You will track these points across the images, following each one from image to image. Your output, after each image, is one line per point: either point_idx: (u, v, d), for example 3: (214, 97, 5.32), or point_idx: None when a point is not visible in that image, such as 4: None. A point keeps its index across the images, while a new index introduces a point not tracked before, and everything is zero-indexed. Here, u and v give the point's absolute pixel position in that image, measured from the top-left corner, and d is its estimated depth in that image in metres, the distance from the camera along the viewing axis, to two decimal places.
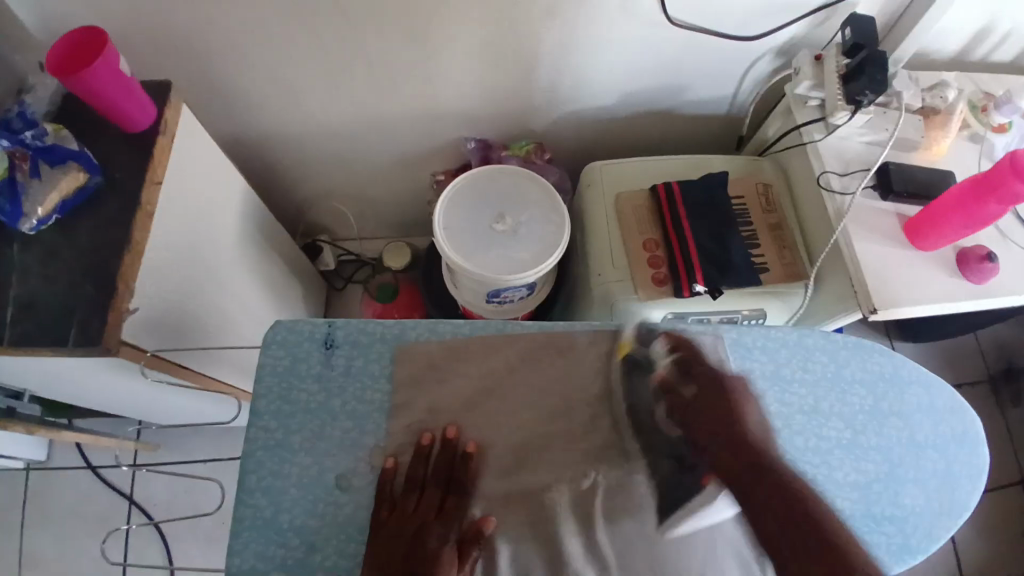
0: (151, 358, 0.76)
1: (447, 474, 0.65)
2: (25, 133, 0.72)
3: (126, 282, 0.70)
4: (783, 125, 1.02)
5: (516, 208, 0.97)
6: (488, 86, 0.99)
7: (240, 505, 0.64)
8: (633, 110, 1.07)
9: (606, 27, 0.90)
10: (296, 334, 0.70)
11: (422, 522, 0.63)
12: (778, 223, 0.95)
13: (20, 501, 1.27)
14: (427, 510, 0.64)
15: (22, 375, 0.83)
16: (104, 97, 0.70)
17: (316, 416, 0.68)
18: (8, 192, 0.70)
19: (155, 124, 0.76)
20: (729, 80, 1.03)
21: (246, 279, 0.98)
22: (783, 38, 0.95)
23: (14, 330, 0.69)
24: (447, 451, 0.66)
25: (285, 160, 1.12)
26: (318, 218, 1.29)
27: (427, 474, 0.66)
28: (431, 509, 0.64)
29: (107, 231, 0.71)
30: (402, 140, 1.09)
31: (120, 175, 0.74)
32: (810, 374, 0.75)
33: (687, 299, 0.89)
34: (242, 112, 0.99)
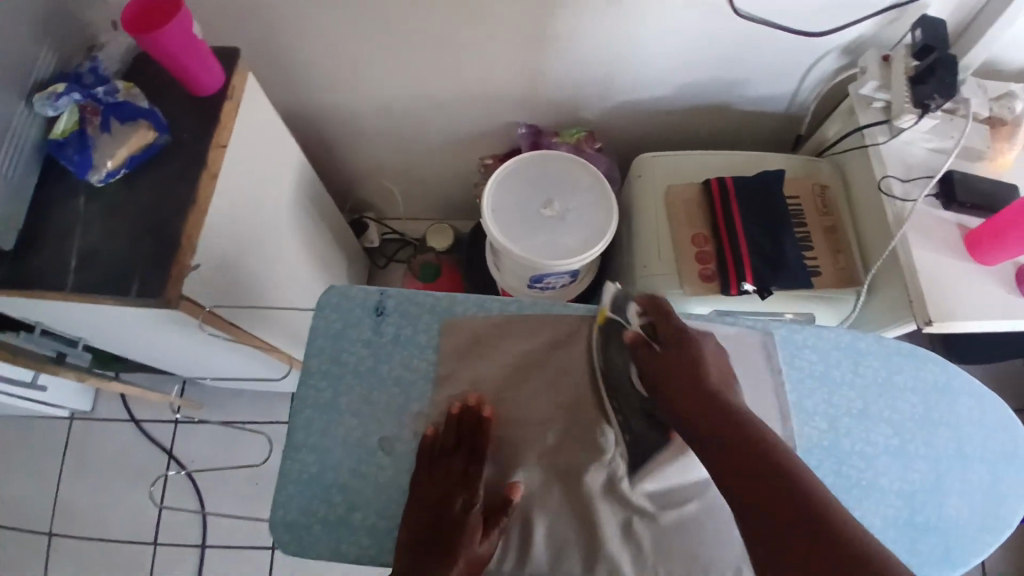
0: (208, 314, 0.78)
1: (473, 441, 0.65)
2: (98, 88, 0.74)
3: (189, 239, 0.71)
4: (844, 126, 1.00)
5: (565, 193, 0.97)
6: (544, 71, 0.99)
7: (287, 461, 0.66)
8: (689, 103, 1.06)
9: (669, 16, 0.88)
10: (347, 300, 0.72)
11: (448, 488, 0.63)
12: (833, 225, 0.93)
13: (64, 447, 1.32)
14: (451, 476, 0.63)
15: (80, 323, 0.86)
16: (175, 59, 0.72)
17: (364, 381, 0.69)
18: (78, 142, 0.74)
19: (223, 90, 0.78)
20: (790, 78, 1.01)
21: (296, 247, 0.99)
22: (851, 35, 0.93)
23: (79, 277, 0.71)
24: (473, 418, 0.66)
25: (339, 134, 1.13)
26: (365, 195, 1.31)
27: (456, 441, 0.65)
28: (455, 474, 0.63)
29: (172, 189, 0.73)
30: (454, 119, 1.09)
31: (186, 135, 0.76)
32: (861, 378, 0.73)
33: (735, 296, 0.88)
34: (301, 83, 1.01)
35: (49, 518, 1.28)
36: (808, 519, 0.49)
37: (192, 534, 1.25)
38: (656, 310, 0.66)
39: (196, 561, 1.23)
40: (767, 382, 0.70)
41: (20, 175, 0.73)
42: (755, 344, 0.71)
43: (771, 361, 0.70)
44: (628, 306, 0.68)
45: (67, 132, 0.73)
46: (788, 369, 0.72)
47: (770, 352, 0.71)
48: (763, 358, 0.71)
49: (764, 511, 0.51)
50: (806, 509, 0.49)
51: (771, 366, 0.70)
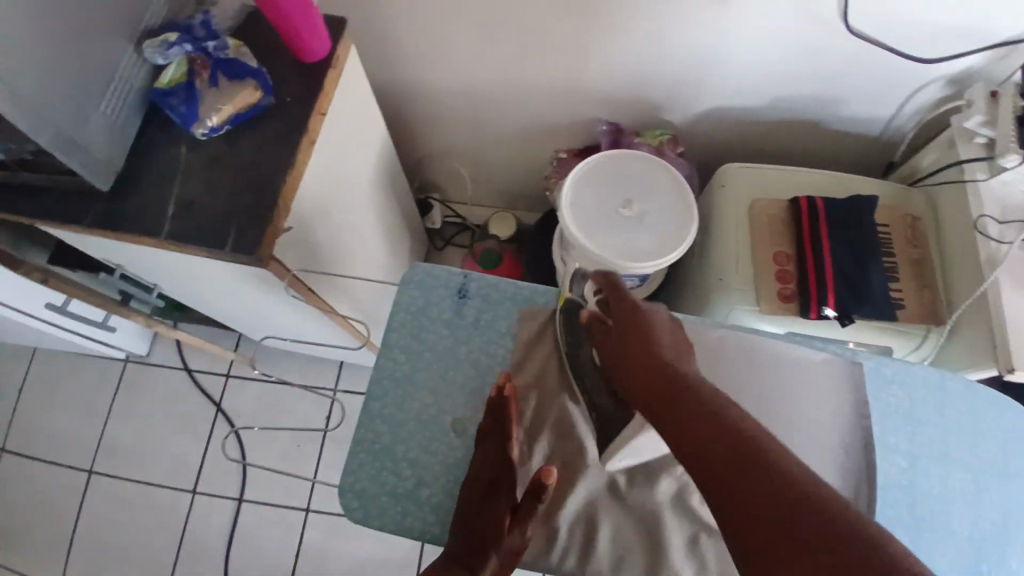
0: (293, 278, 0.79)
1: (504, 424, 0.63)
2: (208, 43, 0.75)
3: (285, 200, 0.72)
4: (939, 159, 0.96)
5: (645, 195, 0.96)
6: (638, 70, 0.98)
7: (361, 429, 0.66)
8: (779, 116, 1.03)
9: (778, 26, 0.86)
10: (432, 278, 0.72)
11: (491, 473, 0.62)
12: (921, 259, 0.90)
13: (118, 387, 1.36)
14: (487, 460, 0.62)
15: (162, 270, 0.88)
16: (291, 24, 0.72)
17: (442, 360, 0.69)
18: (186, 95, 0.75)
19: (329, 58, 0.78)
20: (889, 102, 0.98)
21: (370, 220, 1.00)
22: (959, 66, 0.89)
23: (175, 225, 0.73)
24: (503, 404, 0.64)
25: (420, 112, 1.13)
26: (434, 176, 1.31)
27: (490, 424, 0.64)
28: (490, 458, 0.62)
29: (273, 150, 0.74)
30: (537, 110, 1.09)
31: (290, 98, 0.77)
32: (945, 419, 0.70)
33: (812, 320, 0.86)
34: (393, 58, 1.01)
35: (98, 454, 1.32)
36: (773, 493, 0.42)
37: (231, 488, 1.28)
38: (608, 288, 0.64)
39: (232, 515, 1.26)
40: (852, 411, 0.67)
41: (124, 118, 0.75)
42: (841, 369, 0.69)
43: (859, 389, 0.68)
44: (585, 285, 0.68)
45: (173, 84, 0.75)
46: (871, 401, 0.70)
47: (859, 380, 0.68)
48: (850, 385, 0.68)
49: (741, 500, 0.43)
50: (736, 454, 0.46)
51: (858, 396, 0.68)
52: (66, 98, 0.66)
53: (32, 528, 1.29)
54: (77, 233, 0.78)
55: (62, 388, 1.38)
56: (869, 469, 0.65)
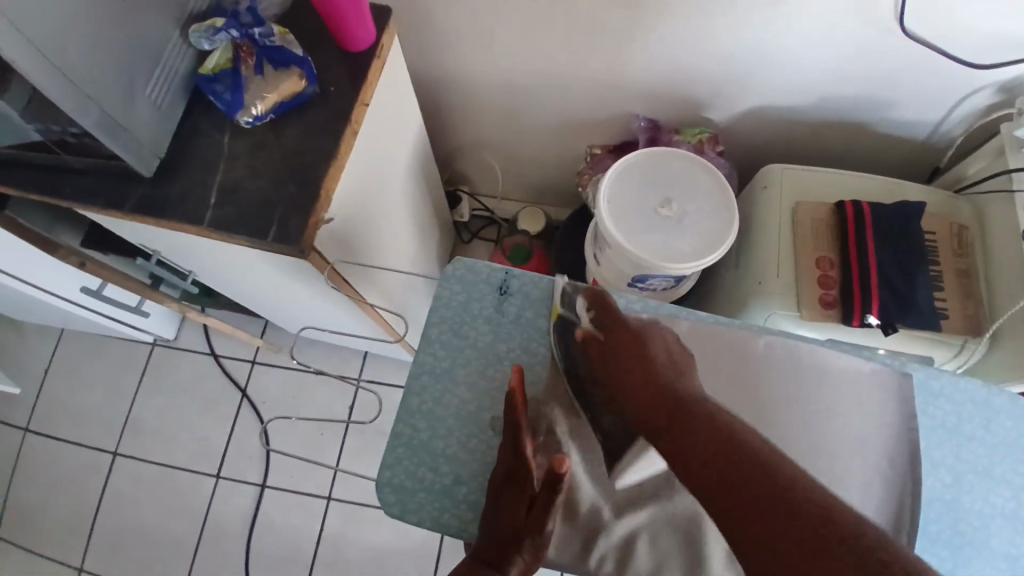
0: (332, 271, 0.78)
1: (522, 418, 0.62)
2: (254, 29, 0.74)
3: (328, 191, 0.72)
4: (988, 166, 0.94)
5: (684, 196, 0.94)
6: (682, 67, 0.96)
7: (399, 424, 0.66)
8: (822, 118, 1.02)
9: (830, 26, 0.84)
10: (474, 274, 0.71)
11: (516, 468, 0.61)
12: (966, 269, 0.88)
13: (143, 370, 1.37)
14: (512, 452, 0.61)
15: (197, 256, 0.88)
16: (339, 13, 0.72)
17: (481, 358, 0.68)
18: (233, 82, 0.74)
19: (373, 48, 0.78)
20: (938, 106, 0.95)
21: (404, 211, 0.99)
22: (1011, 74, 0.87)
23: (217, 213, 0.72)
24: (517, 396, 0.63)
25: (455, 104, 1.12)
26: (465, 168, 1.30)
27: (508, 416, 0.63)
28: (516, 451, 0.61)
29: (317, 140, 0.74)
30: (575, 104, 1.07)
31: (334, 88, 0.76)
32: (992, 436, 0.69)
33: (854, 328, 0.85)
34: (432, 48, 1.00)
35: (122, 435, 1.33)
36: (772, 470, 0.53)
37: (253, 473, 1.28)
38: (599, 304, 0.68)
39: (254, 501, 1.26)
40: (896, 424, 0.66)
41: (168, 104, 0.74)
42: (888, 382, 0.67)
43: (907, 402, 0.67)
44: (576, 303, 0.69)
45: (217, 69, 0.75)
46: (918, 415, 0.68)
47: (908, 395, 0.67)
48: (896, 398, 0.67)
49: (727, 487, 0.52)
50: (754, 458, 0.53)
51: (904, 410, 0.66)
52: (116, 81, 0.66)
53: (57, 507, 1.30)
54: (116, 218, 0.78)
55: (88, 368, 1.39)
56: (912, 483, 0.64)
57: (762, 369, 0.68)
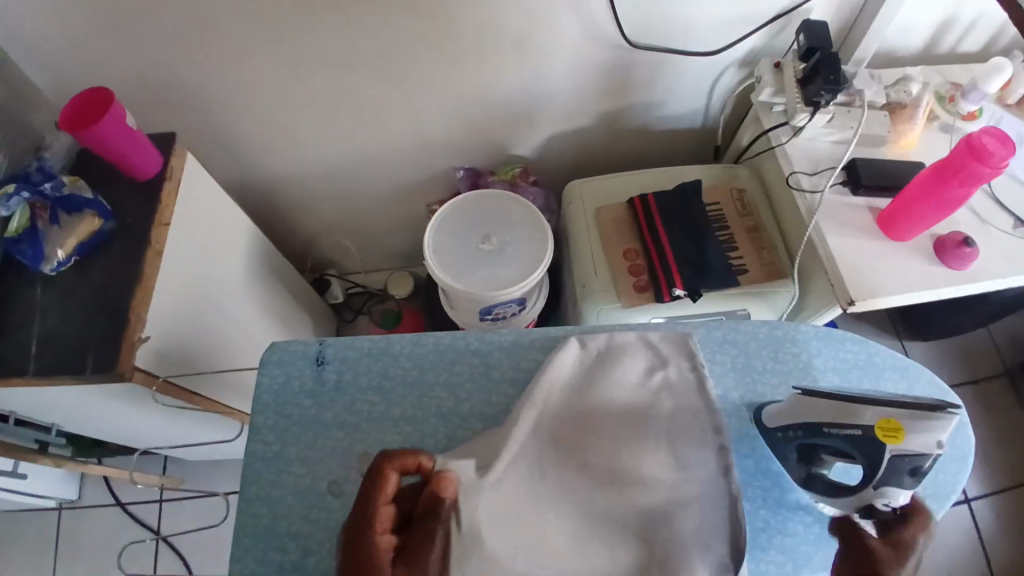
0: (162, 383, 0.82)
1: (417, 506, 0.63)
2: (45, 185, 0.79)
3: (137, 313, 0.76)
4: (753, 133, 1.06)
5: (501, 228, 1.03)
6: (471, 118, 1.06)
7: (242, 514, 0.68)
8: (611, 130, 1.13)
9: (574, 53, 0.96)
10: (290, 353, 0.75)
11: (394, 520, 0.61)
12: (755, 226, 0.99)
13: (54, 539, 1.34)
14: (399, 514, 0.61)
15: (47, 409, 0.89)
16: (116, 151, 0.78)
17: (310, 427, 0.71)
18: (31, 237, 0.78)
19: (161, 171, 0.84)
20: (699, 95, 1.08)
21: (253, 312, 1.04)
22: (745, 49, 1.00)
23: (38, 363, 0.75)
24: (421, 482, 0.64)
25: (290, 200, 1.19)
26: (325, 254, 1.37)
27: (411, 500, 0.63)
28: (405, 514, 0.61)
29: (121, 268, 0.78)
30: (396, 172, 1.16)
31: (131, 218, 0.81)
32: (782, 365, 0.76)
33: (670, 303, 0.93)
34: (245, 157, 1.07)
35: None
36: None
37: None
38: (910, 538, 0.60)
39: None
40: (805, 424, 0.66)
41: None
42: (903, 482, 0.60)
43: (809, 415, 0.66)
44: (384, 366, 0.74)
45: (20, 230, 0.78)
46: (709, 366, 0.75)
47: (811, 406, 0.66)
48: (893, 406, 0.61)
49: None
50: None
51: (906, 430, 0.59)
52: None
53: None
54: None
55: None
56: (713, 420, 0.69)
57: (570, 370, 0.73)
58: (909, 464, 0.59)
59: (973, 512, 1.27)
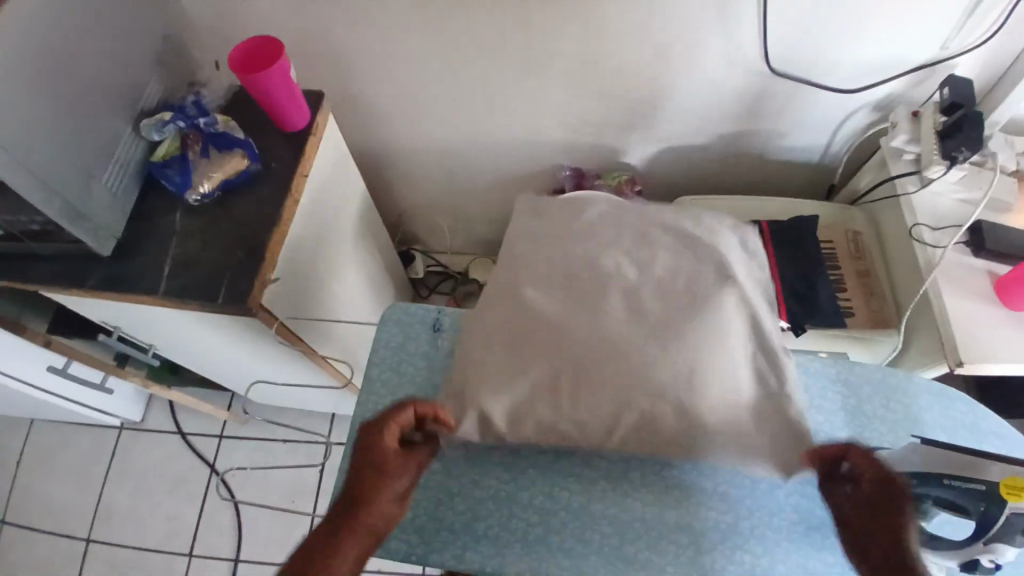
0: (280, 325, 0.86)
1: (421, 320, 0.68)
2: (200, 119, 0.84)
3: (272, 255, 0.80)
4: (875, 178, 1.05)
5: None
6: (592, 120, 1.07)
7: (347, 459, 0.71)
8: (723, 153, 1.13)
9: (711, 72, 0.96)
10: (409, 316, 0.79)
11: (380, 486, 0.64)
12: (867, 270, 0.98)
13: (111, 455, 1.40)
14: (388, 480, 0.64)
15: (157, 330, 0.95)
16: (273, 96, 0.81)
17: (420, 389, 0.75)
18: (181, 165, 0.83)
19: (309, 125, 0.88)
20: (824, 131, 1.07)
21: (353, 271, 1.08)
22: (883, 92, 0.99)
23: (171, 282, 0.79)
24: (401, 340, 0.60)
25: (398, 170, 1.23)
26: (414, 229, 1.40)
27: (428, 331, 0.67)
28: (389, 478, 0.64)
29: (261, 210, 0.83)
30: (506, 162, 1.18)
31: (277, 164, 0.86)
32: (891, 413, 0.75)
33: (768, 332, 0.95)
34: (370, 122, 1.11)
35: (90, 523, 1.35)
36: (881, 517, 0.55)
37: (226, 547, 1.30)
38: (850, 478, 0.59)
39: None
40: (918, 473, 0.64)
41: (121, 187, 0.82)
42: (1013, 539, 0.60)
43: (930, 465, 0.64)
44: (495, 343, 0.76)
45: (169, 156, 0.83)
46: (816, 400, 0.75)
47: (935, 459, 0.64)
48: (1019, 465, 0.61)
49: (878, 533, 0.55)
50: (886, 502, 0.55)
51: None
52: (59, 144, 0.71)
53: None
54: (65, 291, 0.81)
55: (56, 459, 1.41)
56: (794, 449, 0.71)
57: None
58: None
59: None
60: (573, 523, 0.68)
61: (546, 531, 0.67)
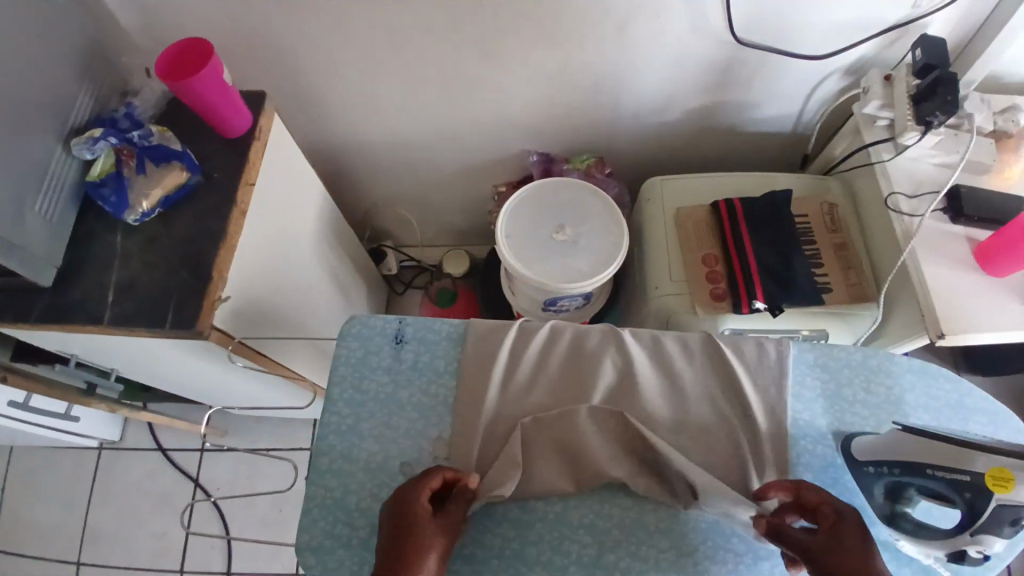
0: (237, 344, 0.83)
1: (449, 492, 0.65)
2: (133, 132, 0.79)
3: (220, 273, 0.76)
4: (850, 144, 1.02)
5: (575, 219, 1.00)
6: (553, 102, 1.03)
7: (313, 484, 0.69)
8: (693, 128, 1.09)
9: (674, 45, 0.91)
10: (368, 329, 0.76)
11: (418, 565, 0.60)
12: (845, 243, 0.97)
13: (92, 476, 1.37)
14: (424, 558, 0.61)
15: (113, 356, 0.91)
16: (208, 102, 0.76)
17: (385, 405, 0.72)
18: (116, 184, 0.78)
19: (252, 129, 0.83)
20: (795, 99, 1.03)
21: (318, 277, 1.04)
22: (853, 56, 0.94)
23: (115, 310, 0.75)
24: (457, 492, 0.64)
25: (358, 167, 1.18)
26: (383, 224, 1.36)
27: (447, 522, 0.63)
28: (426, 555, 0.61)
29: (205, 225, 0.78)
30: (470, 151, 1.14)
31: (218, 174, 0.81)
32: (873, 396, 0.73)
33: (746, 314, 0.92)
34: (325, 118, 1.06)
35: (74, 547, 1.32)
36: None
37: (217, 561, 1.29)
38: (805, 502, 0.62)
39: None
40: (903, 462, 0.63)
41: (57, 215, 0.77)
42: (1001, 530, 0.59)
43: (915, 454, 0.63)
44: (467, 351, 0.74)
45: (104, 174, 0.78)
46: (798, 387, 0.73)
47: (921, 447, 0.63)
48: (1005, 454, 0.59)
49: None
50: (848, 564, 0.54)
51: (1018, 480, 0.57)
52: None
53: None
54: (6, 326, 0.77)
55: (35, 484, 1.38)
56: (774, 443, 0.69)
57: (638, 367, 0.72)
58: (1011, 514, 0.57)
59: (1013, 567, 1.19)
60: (550, 535, 0.66)
61: (523, 544, 0.66)
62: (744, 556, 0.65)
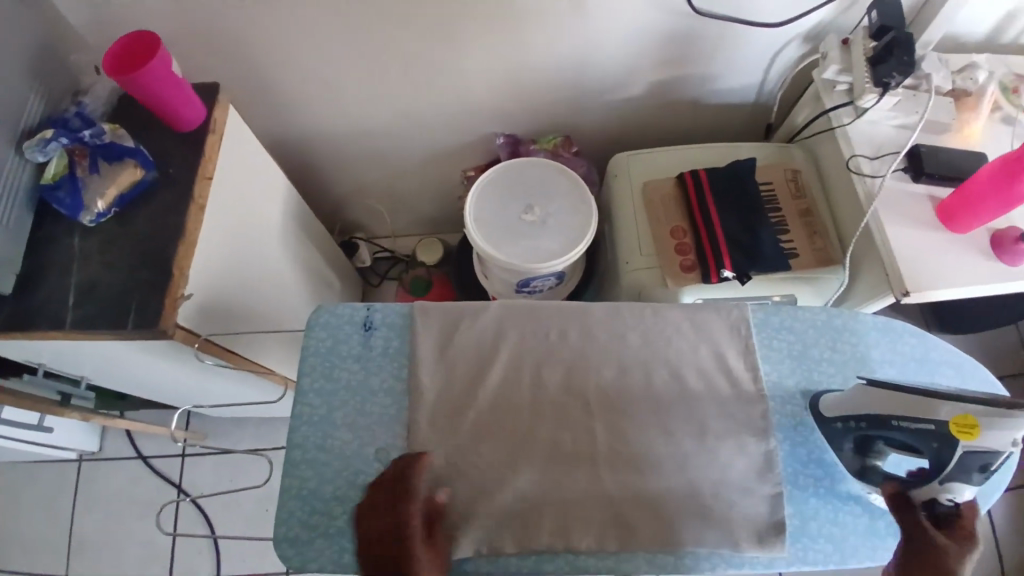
0: (204, 342, 0.82)
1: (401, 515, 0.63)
2: (84, 132, 0.77)
3: (181, 269, 0.75)
4: (812, 111, 1.03)
5: (544, 199, 1.00)
6: (515, 81, 1.02)
7: (288, 476, 0.69)
8: (656, 103, 1.10)
9: (631, 18, 0.91)
10: (337, 317, 0.76)
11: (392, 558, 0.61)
12: (808, 208, 0.98)
13: (74, 487, 1.35)
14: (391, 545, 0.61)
15: (82, 363, 0.89)
16: (160, 96, 0.75)
17: (358, 394, 0.72)
18: (70, 185, 0.77)
19: (206, 123, 0.81)
20: (756, 69, 1.04)
21: (287, 272, 1.03)
22: (812, 22, 0.95)
23: (76, 313, 0.74)
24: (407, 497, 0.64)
25: (323, 158, 1.17)
26: (354, 216, 1.35)
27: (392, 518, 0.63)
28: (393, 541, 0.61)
29: (163, 223, 0.77)
30: (435, 137, 1.13)
31: (174, 170, 0.79)
32: (839, 354, 0.75)
33: (716, 283, 0.93)
34: (284, 109, 1.04)
35: (60, 562, 1.30)
36: None
37: (206, 563, 1.28)
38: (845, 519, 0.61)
39: None
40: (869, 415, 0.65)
41: (11, 220, 0.75)
42: (971, 478, 0.59)
43: (883, 409, 0.64)
44: (440, 334, 0.74)
45: (58, 176, 0.77)
46: (765, 350, 0.74)
47: (886, 400, 0.64)
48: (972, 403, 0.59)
49: None
50: None
51: (983, 428, 0.57)
52: None
53: None
54: None
55: (15, 501, 1.35)
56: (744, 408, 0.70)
57: (606, 336, 0.74)
58: (979, 461, 0.58)
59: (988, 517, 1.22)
60: (527, 511, 0.66)
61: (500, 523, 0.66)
62: (718, 524, 0.66)
